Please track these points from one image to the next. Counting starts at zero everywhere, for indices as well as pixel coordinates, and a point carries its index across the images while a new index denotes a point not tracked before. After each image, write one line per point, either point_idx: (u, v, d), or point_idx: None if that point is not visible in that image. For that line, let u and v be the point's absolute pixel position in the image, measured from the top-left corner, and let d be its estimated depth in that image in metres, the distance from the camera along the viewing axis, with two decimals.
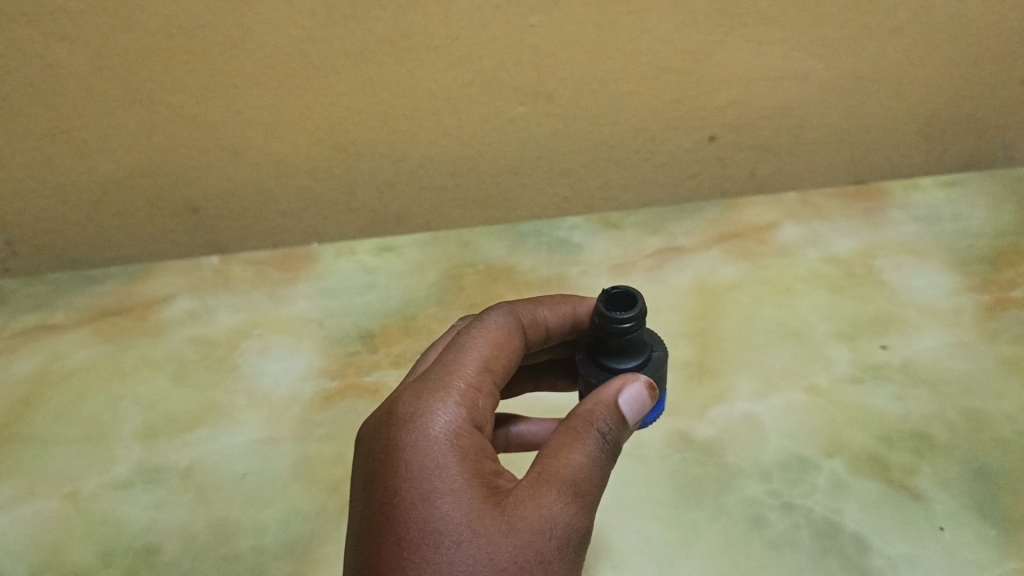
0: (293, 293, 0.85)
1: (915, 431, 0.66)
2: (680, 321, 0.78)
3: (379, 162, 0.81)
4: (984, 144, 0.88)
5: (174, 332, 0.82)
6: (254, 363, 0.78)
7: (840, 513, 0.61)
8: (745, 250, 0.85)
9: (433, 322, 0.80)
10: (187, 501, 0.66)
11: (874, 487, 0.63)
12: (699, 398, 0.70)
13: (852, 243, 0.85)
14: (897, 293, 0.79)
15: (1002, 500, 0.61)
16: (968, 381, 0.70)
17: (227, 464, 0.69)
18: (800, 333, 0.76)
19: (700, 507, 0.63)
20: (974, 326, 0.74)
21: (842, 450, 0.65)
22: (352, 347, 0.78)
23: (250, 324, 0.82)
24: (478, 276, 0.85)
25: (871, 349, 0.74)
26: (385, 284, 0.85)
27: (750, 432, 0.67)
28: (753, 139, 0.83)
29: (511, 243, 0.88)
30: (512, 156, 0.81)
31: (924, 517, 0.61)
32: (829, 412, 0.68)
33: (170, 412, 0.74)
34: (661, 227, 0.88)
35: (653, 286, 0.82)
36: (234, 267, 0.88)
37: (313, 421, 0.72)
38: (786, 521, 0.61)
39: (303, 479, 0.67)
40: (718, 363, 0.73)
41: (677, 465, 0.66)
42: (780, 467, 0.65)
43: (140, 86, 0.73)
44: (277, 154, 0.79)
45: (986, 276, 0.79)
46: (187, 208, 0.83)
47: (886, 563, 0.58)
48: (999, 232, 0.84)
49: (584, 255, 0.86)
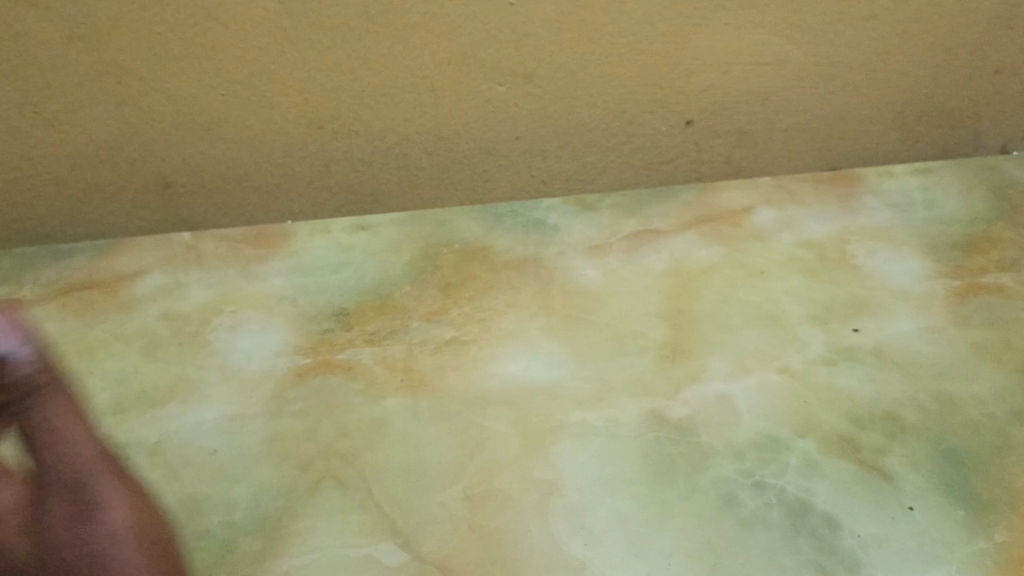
0: (266, 269, 0.82)
1: (886, 413, 0.67)
2: (655, 302, 0.77)
3: (354, 140, 0.80)
4: (956, 133, 0.89)
5: (145, 307, 0.79)
6: (225, 339, 0.75)
7: (812, 493, 0.62)
8: (721, 233, 0.83)
9: (408, 301, 0.78)
10: (157, 477, 0.65)
11: (843, 468, 0.64)
12: (673, 378, 0.71)
13: (826, 228, 0.84)
14: (869, 276, 0.78)
15: (971, 481, 0.63)
16: (940, 364, 0.71)
17: (198, 440, 0.68)
18: (775, 316, 0.75)
19: (673, 486, 0.63)
20: (945, 310, 0.75)
21: (813, 431, 0.66)
22: (326, 325, 0.76)
23: (224, 299, 0.79)
24: (455, 255, 0.82)
25: (843, 332, 0.74)
26: (360, 263, 0.82)
27: (722, 413, 0.68)
28: (730, 125, 0.84)
29: (486, 223, 0.85)
30: (489, 136, 0.81)
31: (893, 497, 0.62)
32: (800, 393, 0.69)
33: (140, 387, 0.72)
34: (637, 210, 0.86)
35: (628, 268, 0.80)
36: (206, 243, 0.84)
37: (285, 397, 0.70)
38: (758, 500, 0.62)
39: (276, 455, 0.66)
40: (692, 344, 0.73)
41: (650, 444, 0.66)
42: (753, 446, 0.65)
43: (111, 57, 0.72)
44: (249, 129, 0.78)
45: (958, 262, 0.79)
46: (159, 184, 0.81)
47: (856, 542, 0.59)
48: (972, 218, 0.84)
49: (560, 236, 0.84)
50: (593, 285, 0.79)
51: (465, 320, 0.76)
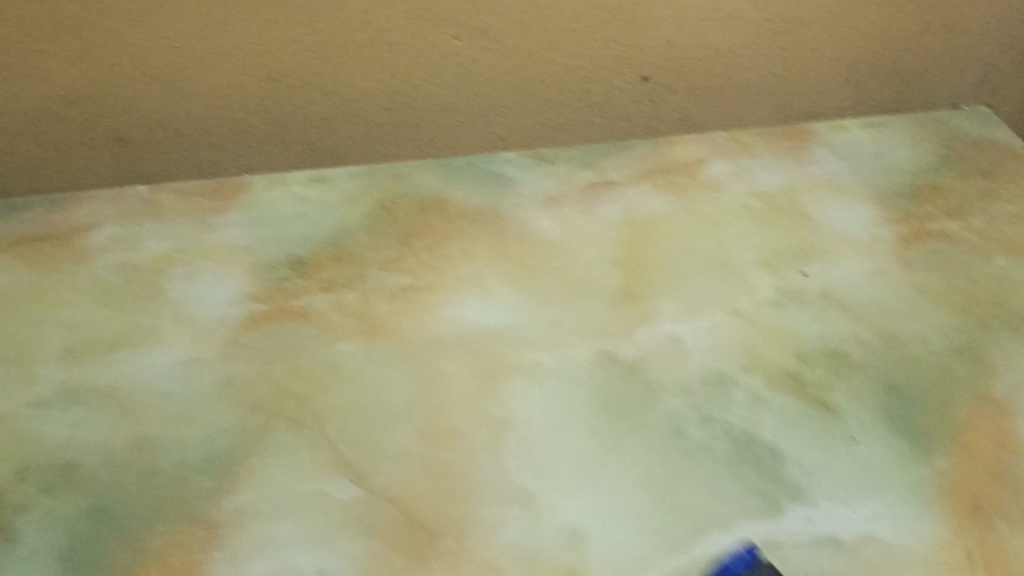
0: (222, 220, 0.81)
1: (832, 351, 0.68)
2: (608, 249, 0.78)
3: (311, 95, 0.81)
4: (907, 89, 0.90)
5: (99, 257, 0.78)
6: (180, 287, 0.75)
7: (758, 426, 0.63)
8: (675, 184, 0.84)
9: (364, 250, 0.78)
10: (109, 419, 0.65)
11: (789, 402, 0.65)
12: (625, 321, 0.72)
13: (778, 178, 0.85)
14: (819, 224, 0.80)
15: (913, 413, 0.64)
16: (885, 305, 0.72)
17: (151, 383, 0.68)
18: (726, 261, 0.76)
19: (622, 421, 0.64)
20: (892, 255, 0.76)
21: (760, 368, 0.67)
22: (280, 272, 0.76)
23: (179, 248, 0.79)
24: (412, 207, 0.82)
25: (792, 276, 0.75)
26: (316, 214, 0.82)
27: (672, 353, 0.69)
28: (685, 81, 0.85)
29: (443, 175, 0.85)
30: (446, 91, 0.82)
31: (837, 428, 0.63)
32: (749, 333, 0.70)
33: (93, 334, 0.72)
34: (593, 162, 0.87)
35: (583, 217, 0.81)
36: (163, 196, 0.84)
37: (239, 342, 0.70)
38: (704, 433, 0.63)
39: (228, 397, 0.66)
40: (645, 288, 0.74)
41: (601, 383, 0.67)
42: (701, 383, 0.66)
43: (62, 8, 0.72)
44: (206, 85, 0.78)
45: (906, 210, 0.81)
46: (114, 139, 0.81)
47: (800, 471, 0.60)
48: (920, 169, 0.85)
49: (517, 187, 0.84)
50: (547, 233, 0.80)
51: (420, 267, 0.77)
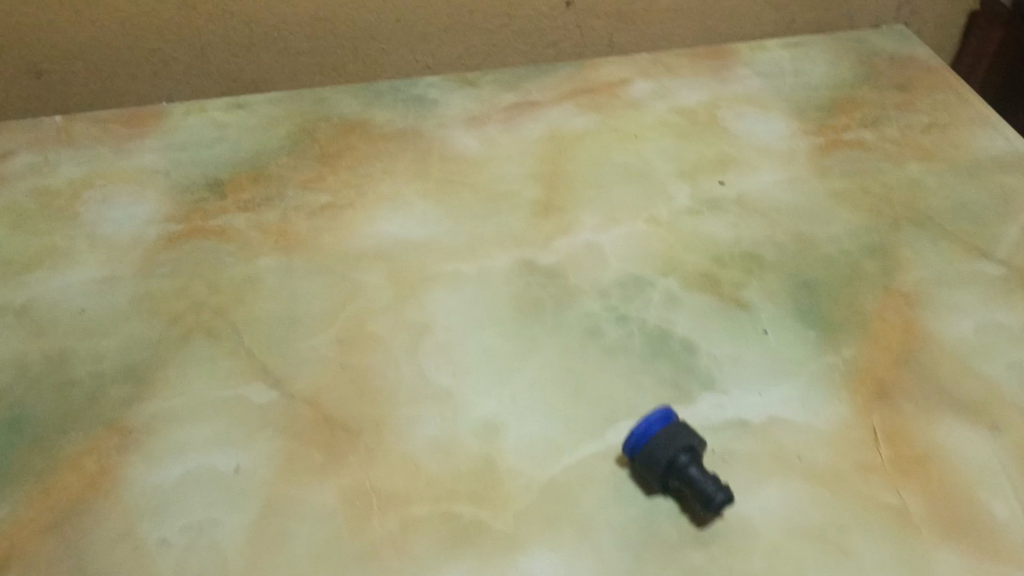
0: (138, 146, 0.80)
1: (747, 253, 0.70)
2: (530, 164, 0.78)
3: (229, 23, 0.80)
4: (825, 9, 0.92)
5: (13, 184, 0.76)
6: (96, 211, 0.74)
7: (671, 323, 0.64)
8: (597, 103, 0.85)
9: (284, 171, 0.78)
10: (22, 335, 0.64)
11: (703, 301, 0.66)
12: (545, 230, 0.72)
13: (699, 95, 0.86)
14: (737, 137, 0.81)
15: (823, 307, 0.65)
16: (799, 210, 0.73)
17: (66, 301, 0.67)
18: (645, 173, 0.77)
19: (540, 323, 0.65)
20: (807, 164, 0.78)
21: (676, 270, 0.68)
22: (198, 194, 0.75)
23: (96, 173, 0.78)
24: (333, 129, 0.82)
25: (710, 185, 0.76)
26: (235, 138, 0.81)
27: (591, 258, 0.69)
28: (608, 4, 0.86)
29: (365, 99, 0.85)
30: (368, 18, 0.82)
31: (749, 322, 0.64)
32: (666, 238, 0.71)
33: (6, 256, 0.70)
34: (517, 84, 0.87)
35: (505, 136, 0.81)
36: (78, 123, 0.82)
37: (155, 261, 0.70)
38: (620, 331, 0.64)
39: (144, 311, 0.66)
40: (566, 200, 0.75)
41: (520, 288, 0.67)
42: (618, 286, 0.67)
43: None
44: (118, 14, 0.77)
45: (822, 122, 0.82)
46: (29, 71, 0.80)
47: (712, 362, 0.62)
48: (838, 84, 0.87)
49: (439, 109, 0.84)
50: (469, 152, 0.80)
51: (341, 185, 0.76)
